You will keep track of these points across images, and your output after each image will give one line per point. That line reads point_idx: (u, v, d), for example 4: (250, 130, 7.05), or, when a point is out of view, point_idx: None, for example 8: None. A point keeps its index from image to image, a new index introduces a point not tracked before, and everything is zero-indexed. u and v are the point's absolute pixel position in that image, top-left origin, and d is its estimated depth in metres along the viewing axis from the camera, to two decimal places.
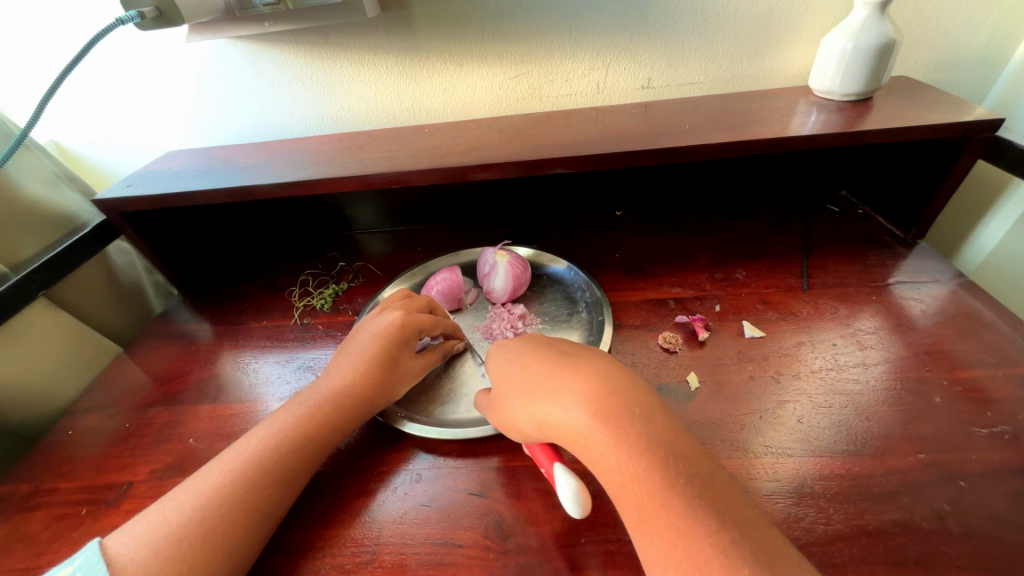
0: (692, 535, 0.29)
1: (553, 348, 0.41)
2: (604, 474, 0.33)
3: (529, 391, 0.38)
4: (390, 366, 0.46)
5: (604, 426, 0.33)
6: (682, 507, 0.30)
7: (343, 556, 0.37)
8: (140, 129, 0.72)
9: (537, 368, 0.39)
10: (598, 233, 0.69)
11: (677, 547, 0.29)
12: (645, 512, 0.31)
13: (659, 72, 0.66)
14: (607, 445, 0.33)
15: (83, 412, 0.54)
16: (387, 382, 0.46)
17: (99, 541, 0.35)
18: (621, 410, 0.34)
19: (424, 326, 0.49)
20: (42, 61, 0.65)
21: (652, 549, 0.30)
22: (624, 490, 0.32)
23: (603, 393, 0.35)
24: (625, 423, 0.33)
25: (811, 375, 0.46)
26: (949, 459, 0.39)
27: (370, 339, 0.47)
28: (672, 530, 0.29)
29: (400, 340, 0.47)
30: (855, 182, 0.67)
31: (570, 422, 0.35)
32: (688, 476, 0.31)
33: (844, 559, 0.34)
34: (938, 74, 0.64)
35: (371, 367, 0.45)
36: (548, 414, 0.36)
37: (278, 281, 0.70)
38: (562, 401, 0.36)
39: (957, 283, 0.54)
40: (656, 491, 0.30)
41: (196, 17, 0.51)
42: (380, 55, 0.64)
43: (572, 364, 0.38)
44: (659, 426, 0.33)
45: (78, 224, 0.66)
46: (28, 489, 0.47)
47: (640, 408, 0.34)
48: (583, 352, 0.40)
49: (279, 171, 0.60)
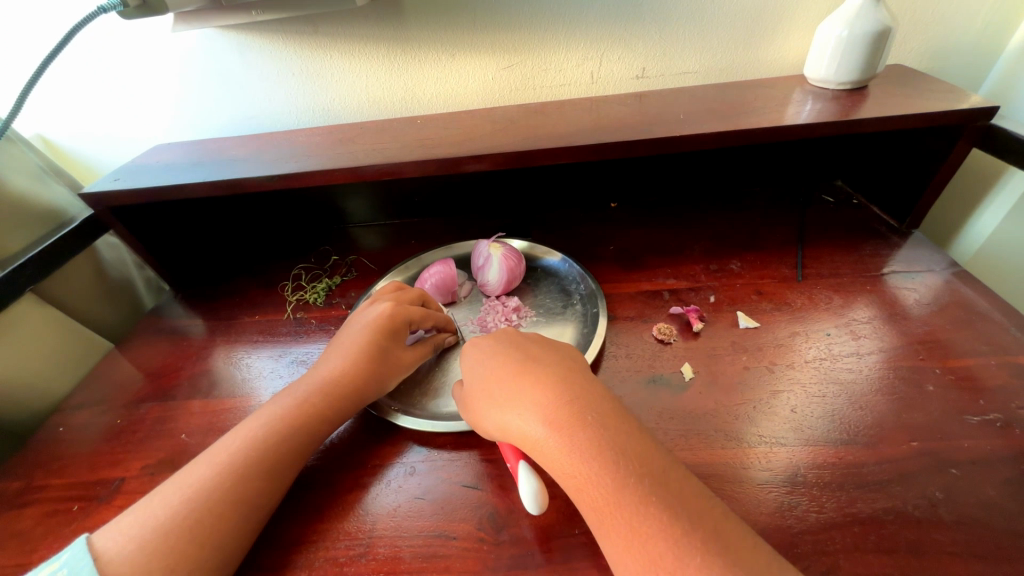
0: (650, 538, 0.29)
1: (517, 348, 0.41)
2: (562, 478, 0.33)
3: (490, 397, 0.38)
4: (380, 358, 0.46)
5: (558, 433, 0.34)
6: (638, 508, 0.30)
7: (337, 549, 0.37)
8: (128, 121, 0.71)
9: (498, 373, 0.39)
10: (593, 226, 0.69)
11: (634, 549, 0.29)
12: (603, 515, 0.31)
13: (653, 61, 0.65)
14: (561, 450, 0.33)
15: (73, 409, 0.54)
16: (378, 373, 0.45)
17: (87, 538, 0.35)
18: (579, 414, 0.34)
19: (416, 317, 0.48)
20: (26, 51, 0.64)
21: (613, 550, 0.30)
22: (582, 494, 0.32)
23: (556, 401, 0.35)
24: (577, 429, 0.33)
25: (805, 365, 0.46)
26: (940, 447, 0.39)
27: (359, 331, 0.47)
28: (627, 531, 0.29)
29: (390, 332, 0.46)
30: (851, 172, 0.66)
31: (527, 430, 0.35)
32: (641, 476, 0.31)
33: (836, 547, 0.34)
34: (935, 62, 0.64)
35: (360, 359, 0.45)
36: (510, 418, 0.36)
37: (271, 276, 0.69)
38: (520, 408, 0.36)
39: (951, 273, 0.53)
40: (610, 493, 0.31)
41: (182, 7, 0.50)
42: (369, 45, 0.63)
43: (534, 368, 0.38)
44: (615, 428, 0.33)
45: (65, 219, 0.65)
46: (20, 486, 0.46)
47: (596, 414, 0.34)
48: (546, 354, 0.40)
49: (269, 164, 0.59)
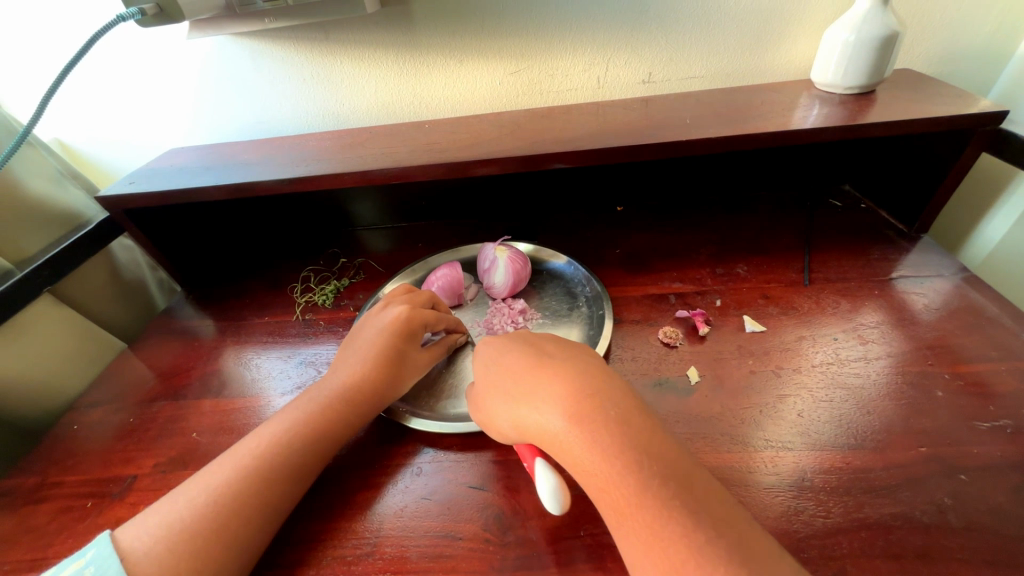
0: (670, 538, 0.29)
1: (536, 346, 0.41)
2: (583, 477, 0.33)
3: (510, 393, 0.38)
4: (397, 361, 0.46)
5: (580, 429, 0.34)
6: (659, 510, 0.30)
7: (344, 548, 0.38)
8: (142, 125, 0.72)
9: (519, 370, 0.39)
10: (599, 229, 0.69)
11: (655, 549, 0.29)
12: (623, 513, 0.31)
13: (660, 66, 0.66)
14: (582, 447, 0.33)
15: (87, 407, 0.55)
16: (395, 375, 0.46)
17: (111, 534, 0.36)
18: (601, 413, 0.34)
19: (430, 320, 0.49)
20: (45, 58, 0.65)
21: (633, 550, 0.30)
22: (601, 492, 0.32)
23: (579, 399, 0.35)
24: (600, 429, 0.33)
25: (812, 370, 0.46)
26: (949, 452, 0.38)
27: (376, 334, 0.47)
28: (647, 530, 0.30)
29: (406, 336, 0.47)
30: (859, 176, 0.66)
31: (547, 424, 0.35)
32: (665, 479, 0.31)
33: (843, 552, 0.34)
34: (943, 66, 0.63)
35: (377, 362, 0.46)
36: (530, 415, 0.36)
37: (280, 278, 0.70)
38: (540, 402, 0.36)
39: (960, 278, 0.53)
40: (631, 492, 0.31)
41: (197, 14, 0.52)
42: (379, 51, 0.64)
43: (554, 366, 0.38)
44: (640, 430, 0.33)
45: (81, 221, 0.66)
46: (35, 482, 0.47)
47: (617, 412, 0.34)
48: (565, 352, 0.40)
49: (281, 168, 0.60)
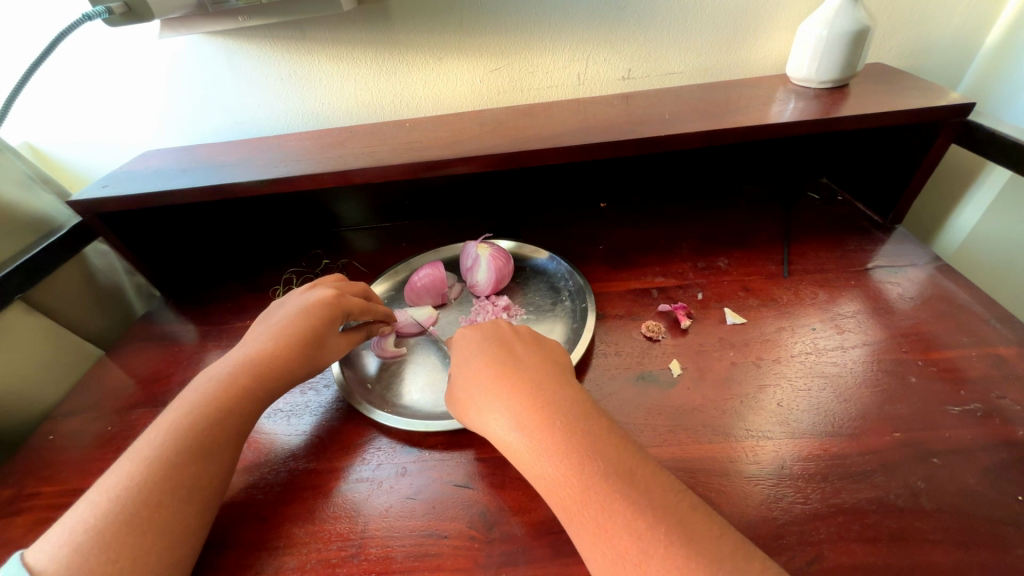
0: (616, 531, 0.29)
1: (500, 351, 0.41)
2: (534, 480, 0.34)
3: (470, 402, 0.39)
4: (312, 343, 0.46)
5: (531, 437, 0.34)
6: (603, 503, 0.30)
7: (328, 551, 0.37)
8: (116, 126, 0.71)
9: (476, 378, 0.40)
10: (582, 225, 0.69)
11: (603, 543, 0.30)
12: (572, 512, 0.31)
13: (639, 62, 0.66)
14: (533, 453, 0.34)
15: (63, 416, 0.53)
16: (307, 357, 0.46)
17: (20, 556, 0.34)
18: (549, 418, 0.35)
19: (354, 310, 0.50)
20: (13, 58, 0.63)
21: (583, 545, 0.31)
22: (552, 493, 0.33)
23: (529, 407, 0.36)
24: (550, 434, 0.34)
25: (791, 360, 0.47)
26: (923, 437, 0.39)
27: (294, 316, 0.48)
28: (595, 527, 0.30)
29: (323, 318, 0.48)
30: (836, 169, 0.67)
31: (500, 434, 0.36)
32: (607, 475, 0.31)
33: (821, 537, 0.34)
34: (915, 60, 0.65)
35: (289, 342, 0.46)
36: (487, 424, 0.37)
37: (261, 281, 0.69)
38: (496, 412, 0.37)
39: (934, 267, 0.54)
40: (578, 490, 0.31)
41: (167, 13, 0.51)
42: (357, 50, 0.64)
43: (509, 373, 0.39)
44: (588, 429, 0.34)
45: (54, 227, 0.64)
46: (10, 494, 0.46)
47: (565, 416, 0.35)
48: (533, 358, 0.40)
49: (259, 169, 0.59)
